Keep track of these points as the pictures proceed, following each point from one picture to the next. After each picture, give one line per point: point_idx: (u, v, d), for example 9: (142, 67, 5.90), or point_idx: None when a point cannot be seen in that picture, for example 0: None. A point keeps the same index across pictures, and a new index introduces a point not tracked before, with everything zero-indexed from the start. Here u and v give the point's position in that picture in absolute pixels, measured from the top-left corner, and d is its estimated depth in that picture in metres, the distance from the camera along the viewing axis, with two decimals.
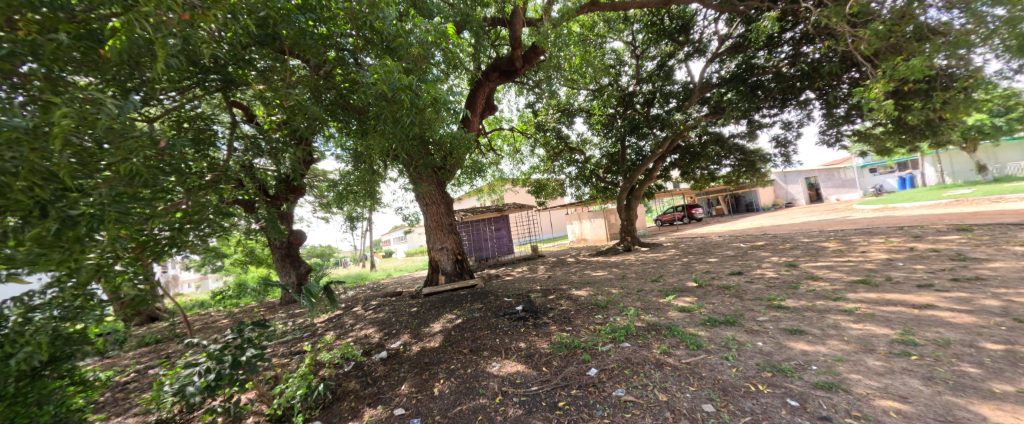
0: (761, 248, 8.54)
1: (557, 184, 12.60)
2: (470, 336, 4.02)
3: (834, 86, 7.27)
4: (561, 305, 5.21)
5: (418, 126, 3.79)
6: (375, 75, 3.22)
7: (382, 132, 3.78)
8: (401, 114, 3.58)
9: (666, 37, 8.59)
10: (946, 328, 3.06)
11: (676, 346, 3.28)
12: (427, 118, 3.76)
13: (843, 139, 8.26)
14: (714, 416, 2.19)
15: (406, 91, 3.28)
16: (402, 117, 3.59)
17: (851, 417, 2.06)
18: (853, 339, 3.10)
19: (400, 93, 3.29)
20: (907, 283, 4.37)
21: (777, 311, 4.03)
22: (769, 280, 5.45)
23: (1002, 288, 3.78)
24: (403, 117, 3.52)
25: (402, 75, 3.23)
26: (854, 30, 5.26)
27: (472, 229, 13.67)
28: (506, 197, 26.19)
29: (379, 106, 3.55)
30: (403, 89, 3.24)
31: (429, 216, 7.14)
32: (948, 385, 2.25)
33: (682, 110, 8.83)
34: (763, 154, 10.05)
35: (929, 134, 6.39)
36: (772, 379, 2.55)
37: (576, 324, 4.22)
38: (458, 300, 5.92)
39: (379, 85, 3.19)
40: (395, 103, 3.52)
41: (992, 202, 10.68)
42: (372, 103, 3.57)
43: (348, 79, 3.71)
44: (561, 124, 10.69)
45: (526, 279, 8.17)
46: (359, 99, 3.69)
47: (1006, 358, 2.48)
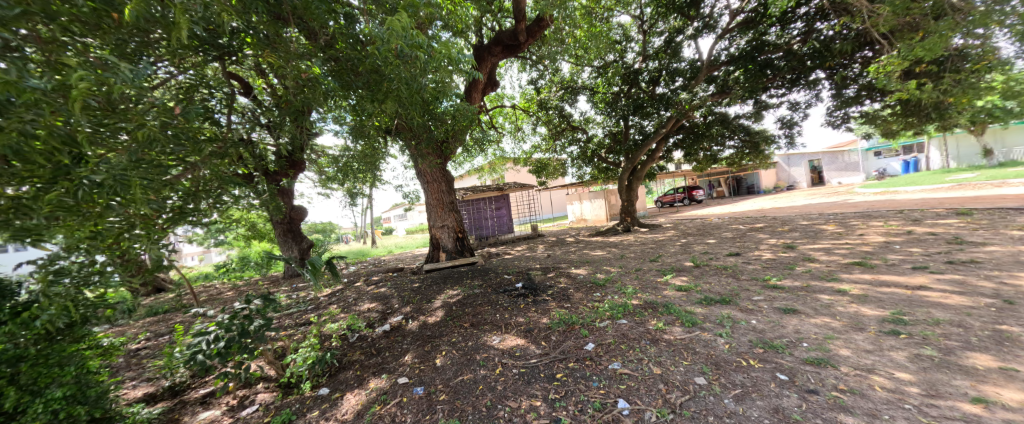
0: (760, 230, 8.61)
1: (559, 163, 12.55)
2: (471, 310, 4.13)
3: (845, 65, 7.10)
4: (560, 282, 5.32)
5: (429, 87, 3.69)
6: (386, 34, 3.06)
7: (394, 96, 3.73)
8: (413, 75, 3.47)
9: (675, 11, 8.21)
10: (936, 309, 3.13)
11: (672, 323, 3.38)
12: (437, 79, 3.65)
13: (850, 120, 8.13)
14: (706, 388, 2.28)
15: (419, 49, 3.16)
16: (414, 76, 3.49)
17: (837, 391, 2.14)
18: (845, 318, 3.18)
19: (414, 50, 3.13)
20: (902, 265, 4.44)
21: (772, 290, 4.11)
22: (766, 261, 5.53)
23: (994, 271, 3.85)
24: (416, 79, 3.42)
25: (415, 31, 3.09)
26: (871, 6, 5.06)
27: (472, 207, 13.72)
28: (507, 177, 26.13)
29: (391, 67, 3.43)
30: (417, 45, 3.11)
31: (430, 194, 7.15)
32: (934, 362, 2.33)
33: (688, 89, 8.62)
34: (767, 136, 9.93)
35: (937, 118, 6.29)
36: (763, 355, 2.64)
37: (575, 301, 4.31)
38: (458, 276, 6.04)
39: (391, 42, 3.05)
40: (405, 61, 3.38)
41: (995, 186, 10.68)
42: (380, 65, 3.43)
43: (354, 46, 3.57)
44: (564, 102, 10.45)
45: (526, 258, 8.28)
46: (368, 65, 3.55)
47: (992, 338, 2.55)
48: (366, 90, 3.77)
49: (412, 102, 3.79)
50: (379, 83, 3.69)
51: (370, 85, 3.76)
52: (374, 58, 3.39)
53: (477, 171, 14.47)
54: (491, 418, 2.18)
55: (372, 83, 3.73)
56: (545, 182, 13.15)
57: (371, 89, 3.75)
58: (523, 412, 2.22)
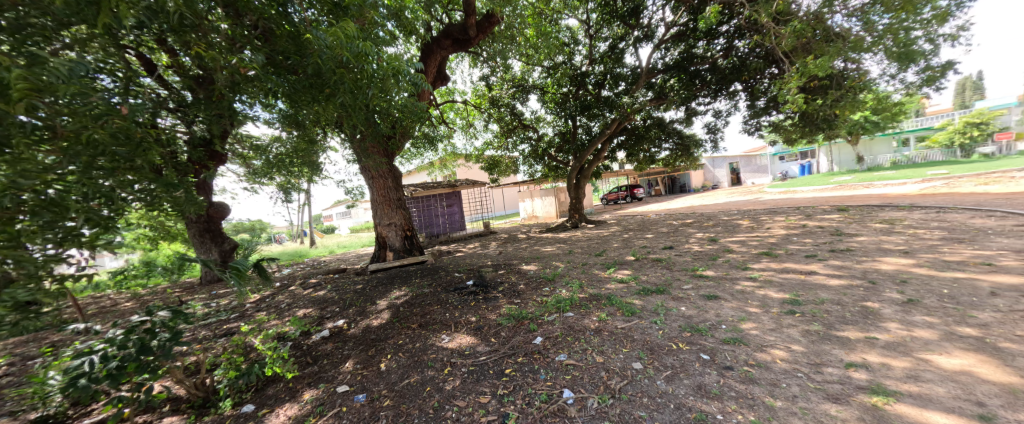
0: (690, 225, 9.55)
1: (511, 161, 12.73)
2: (419, 310, 4.02)
3: (758, 80, 8.09)
4: (510, 279, 5.38)
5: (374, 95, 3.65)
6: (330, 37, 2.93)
7: (336, 103, 3.60)
8: (360, 83, 3.41)
9: (617, 19, 8.71)
10: (822, 290, 3.72)
11: (613, 314, 3.60)
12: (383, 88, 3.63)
13: (761, 129, 9.27)
14: (642, 372, 2.46)
15: (365, 59, 3.12)
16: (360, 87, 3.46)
17: (747, 365, 2.45)
18: (755, 301, 3.64)
19: (360, 62, 3.11)
20: (798, 254, 5.22)
21: (698, 279, 4.57)
22: (694, 253, 6.15)
23: (862, 258, 4.69)
24: (362, 88, 3.39)
25: (361, 40, 3.04)
26: (776, 29, 5.75)
27: (421, 203, 13.30)
28: (458, 173, 25.78)
29: (337, 74, 3.31)
30: (364, 56, 3.09)
31: (375, 190, 6.80)
32: (819, 335, 2.77)
33: (630, 93, 9.18)
34: (696, 140, 10.95)
35: (824, 128, 7.46)
36: (690, 338, 2.93)
37: (524, 297, 4.40)
38: (406, 276, 5.84)
39: (334, 50, 2.97)
40: (353, 71, 3.33)
41: (867, 187, 12.92)
42: (323, 71, 3.27)
43: (295, 40, 3.31)
44: (515, 100, 10.54)
45: (477, 255, 8.27)
46: (310, 66, 3.33)
47: (860, 312, 3.11)
48: (306, 93, 3.56)
49: (355, 108, 3.71)
50: (319, 87, 3.54)
51: (310, 86, 3.58)
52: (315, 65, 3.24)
53: (427, 167, 14.09)
54: (438, 419, 2.14)
55: (311, 87, 3.55)
56: (497, 179, 13.22)
57: (312, 90, 3.58)
58: (471, 410, 2.21)
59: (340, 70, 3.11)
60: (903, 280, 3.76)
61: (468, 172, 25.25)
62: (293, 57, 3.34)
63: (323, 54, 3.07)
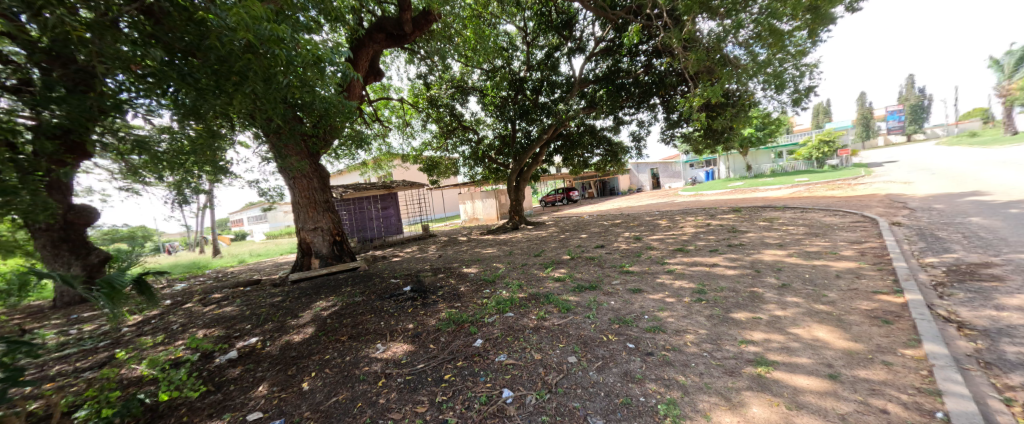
0: (618, 225, 10.37)
1: (451, 163, 12.52)
2: (350, 321, 3.73)
3: (672, 95, 9.12)
4: (450, 282, 5.28)
5: (292, 86, 3.30)
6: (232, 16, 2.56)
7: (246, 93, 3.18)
8: (274, 71, 3.07)
9: (553, 29, 9.13)
10: (723, 280, 4.32)
11: (551, 311, 3.75)
12: (304, 78, 3.31)
13: (675, 139, 10.46)
14: (576, 365, 2.60)
15: (279, 44, 2.80)
16: (274, 75, 3.10)
17: (665, 350, 2.73)
18: (672, 292, 4.09)
19: (273, 48, 2.81)
20: (705, 249, 5.99)
21: (626, 275, 4.98)
22: (622, 251, 6.69)
23: (751, 251, 5.57)
24: (278, 76, 3.05)
25: (273, 23, 2.73)
26: (685, 52, 6.56)
27: (353, 206, 12.36)
28: (394, 173, 24.54)
29: (245, 60, 2.92)
30: (277, 41, 2.77)
31: (297, 192, 6.16)
32: (721, 319, 3.21)
33: (565, 101, 9.67)
34: (623, 147, 11.93)
35: (724, 140, 8.69)
36: (618, 329, 3.17)
37: (464, 300, 4.35)
38: (335, 285, 5.37)
39: (240, 32, 2.61)
40: (264, 57, 2.97)
41: (755, 190, 15.35)
42: (226, 56, 2.85)
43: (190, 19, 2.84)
44: (455, 101, 10.38)
45: (415, 259, 7.95)
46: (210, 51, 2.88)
47: (751, 297, 3.68)
48: (209, 81, 3.03)
49: (270, 99, 3.31)
50: (226, 73, 3.06)
51: (214, 72, 3.07)
52: (214, 50, 2.81)
53: (359, 167, 13.15)
54: None
55: (215, 73, 3.03)
56: (436, 181, 12.90)
57: (216, 76, 3.07)
58: (407, 422, 2.11)
59: (247, 55, 2.76)
60: (780, 268, 4.54)
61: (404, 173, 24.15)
62: (190, 38, 2.80)
63: (224, 35, 2.69)
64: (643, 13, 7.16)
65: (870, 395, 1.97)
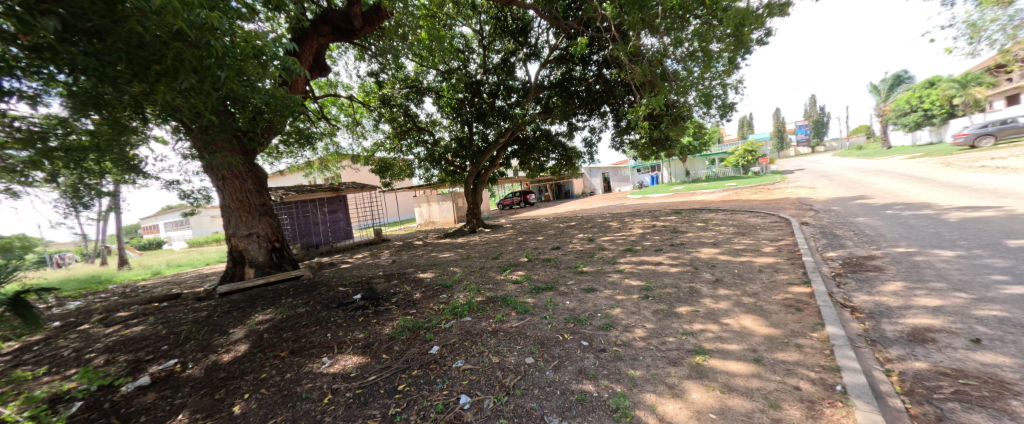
0: (573, 227, 10.73)
1: (405, 164, 12.12)
2: (291, 335, 3.43)
3: (621, 103, 9.63)
4: (404, 289, 5.09)
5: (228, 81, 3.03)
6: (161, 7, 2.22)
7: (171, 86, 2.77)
8: (206, 61, 2.81)
9: (508, 34, 9.25)
10: (667, 277, 4.66)
11: (508, 314, 3.77)
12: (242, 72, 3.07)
13: (624, 146, 11.08)
14: (533, 365, 2.64)
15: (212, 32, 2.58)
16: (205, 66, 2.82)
17: (616, 345, 2.88)
18: (621, 290, 4.32)
19: (206, 36, 2.58)
20: (651, 248, 6.42)
21: (580, 275, 5.17)
22: (577, 252, 6.93)
23: (691, 249, 6.07)
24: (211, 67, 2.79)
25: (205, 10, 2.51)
26: (633, 65, 6.98)
27: (296, 210, 11.44)
28: (343, 174, 23.15)
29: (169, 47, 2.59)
30: (210, 28, 2.56)
31: (227, 194, 5.57)
32: (665, 313, 3.45)
33: (521, 105, 9.83)
34: (577, 152, 12.35)
35: (666, 147, 9.40)
36: (573, 328, 3.28)
37: (419, 306, 4.22)
38: (274, 296, 4.91)
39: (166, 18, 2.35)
40: (195, 47, 2.68)
41: (693, 194, 16.76)
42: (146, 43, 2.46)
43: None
44: (409, 101, 10.05)
45: (367, 266, 7.55)
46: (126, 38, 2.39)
47: (690, 292, 4.01)
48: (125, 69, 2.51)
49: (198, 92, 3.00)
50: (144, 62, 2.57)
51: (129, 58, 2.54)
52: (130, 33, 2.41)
53: (303, 168, 12.22)
54: None
55: (132, 61, 2.53)
56: (389, 183, 12.40)
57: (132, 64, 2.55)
58: None
59: (175, 44, 2.47)
60: (714, 265, 5.01)
61: (352, 174, 22.96)
62: (100, 22, 2.28)
63: (146, 21, 2.33)
64: (593, 26, 7.50)
65: (787, 375, 2.25)
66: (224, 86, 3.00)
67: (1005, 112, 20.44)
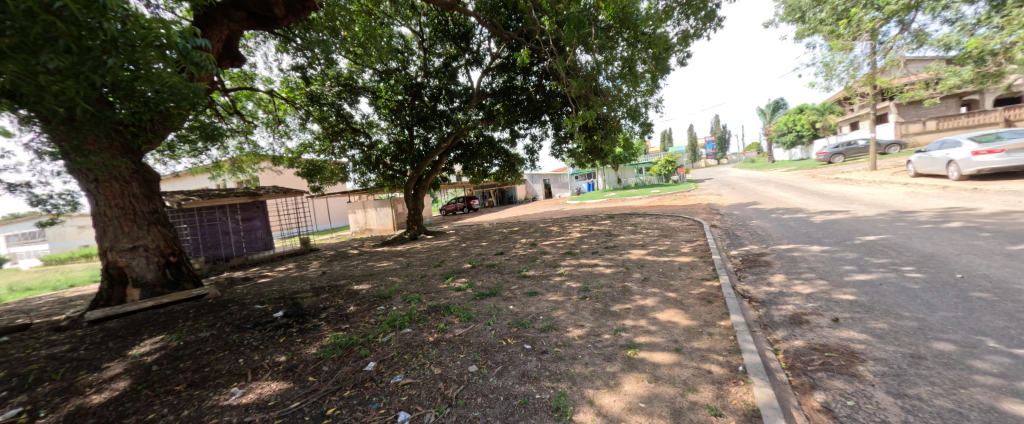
0: (516, 232, 10.92)
1: (338, 167, 11.24)
2: (190, 364, 2.94)
3: (559, 113, 10.07)
4: (336, 302, 4.68)
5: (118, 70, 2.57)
6: None
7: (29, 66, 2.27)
8: (88, 44, 2.40)
9: (449, 39, 9.17)
10: (603, 278, 4.97)
11: (451, 322, 3.67)
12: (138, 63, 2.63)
13: (563, 154, 11.62)
14: (477, 373, 2.60)
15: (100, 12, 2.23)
16: (86, 51, 2.40)
17: (557, 346, 2.97)
18: (562, 292, 4.49)
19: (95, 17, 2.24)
20: (588, 251, 6.80)
21: (523, 279, 5.26)
22: (519, 256, 7.05)
23: (623, 251, 6.56)
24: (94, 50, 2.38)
25: None
26: (570, 78, 7.36)
27: (201, 217, 9.90)
28: (260, 177, 20.56)
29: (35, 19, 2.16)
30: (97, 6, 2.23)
31: (102, 201, 4.62)
32: (601, 312, 3.66)
33: (463, 111, 9.79)
34: (519, 159, 12.62)
35: (600, 156, 10.08)
36: (516, 332, 3.31)
37: (353, 320, 3.91)
38: (168, 320, 4.15)
39: None
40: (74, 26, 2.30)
41: (625, 199, 18.20)
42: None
43: None
44: (342, 101, 9.37)
45: (291, 279, 6.81)
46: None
47: (623, 291, 4.32)
48: None
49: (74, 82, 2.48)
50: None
51: None
52: None
53: (210, 169, 10.61)
54: None
55: None
56: (319, 187, 11.42)
57: None
58: None
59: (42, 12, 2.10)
60: (643, 265, 5.48)
61: (272, 177, 20.51)
62: None
63: None
64: (532, 39, 7.79)
65: (703, 361, 2.53)
66: (106, 74, 2.59)
67: (851, 135, 25.79)
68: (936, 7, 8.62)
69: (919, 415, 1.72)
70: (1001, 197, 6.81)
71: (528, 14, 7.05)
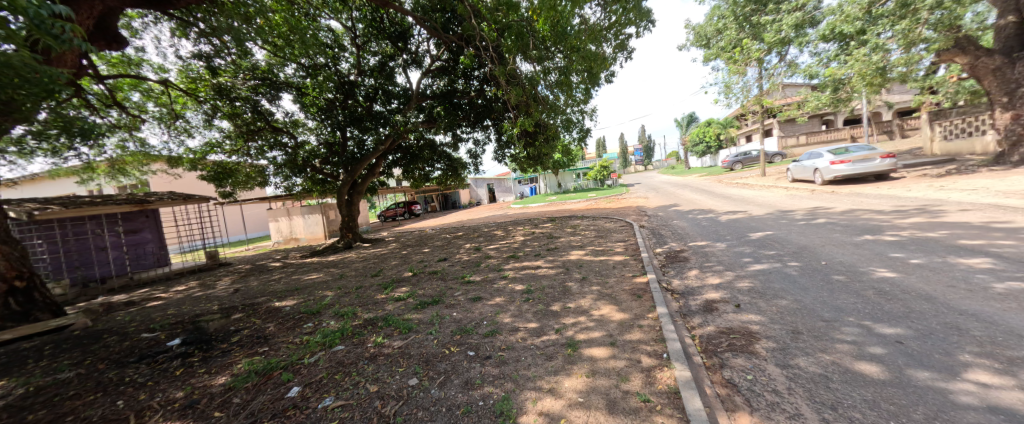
0: (460, 237, 10.76)
1: (255, 170, 10.01)
2: (44, 415, 2.34)
3: (502, 119, 10.09)
4: (252, 323, 4.13)
5: None
6: None
7: None
8: None
9: (385, 37, 8.77)
10: (545, 279, 5.11)
11: (390, 335, 3.47)
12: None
13: (506, 159, 11.73)
14: (417, 387, 2.48)
15: None
16: None
17: (501, 350, 2.98)
18: (505, 295, 4.52)
19: None
20: (531, 254, 6.96)
21: (467, 285, 5.18)
22: (463, 262, 6.95)
23: (563, 253, 6.84)
24: None
25: None
26: (510, 85, 7.42)
27: (66, 230, 8.10)
28: (151, 182, 17.42)
29: None
30: None
31: None
32: (543, 313, 3.76)
33: (402, 112, 9.41)
34: (462, 163, 12.43)
35: (540, 162, 10.41)
36: (460, 340, 3.24)
37: (274, 342, 3.48)
38: (13, 361, 3.27)
39: None
40: None
41: (565, 203, 19.04)
42: None
43: None
44: (260, 97, 8.35)
45: (195, 299, 5.84)
46: None
47: (564, 291, 4.48)
48: None
49: None
50: None
51: None
52: None
53: (78, 171, 8.68)
54: None
55: None
56: (231, 193, 10.14)
57: None
58: None
59: None
60: (581, 265, 5.77)
61: (165, 181, 17.44)
62: None
63: None
64: (472, 44, 7.80)
65: (634, 352, 2.73)
66: None
67: (748, 146, 30.21)
68: (801, 43, 10.56)
69: (799, 381, 2.05)
70: (850, 198, 8.53)
71: (467, 19, 7.02)
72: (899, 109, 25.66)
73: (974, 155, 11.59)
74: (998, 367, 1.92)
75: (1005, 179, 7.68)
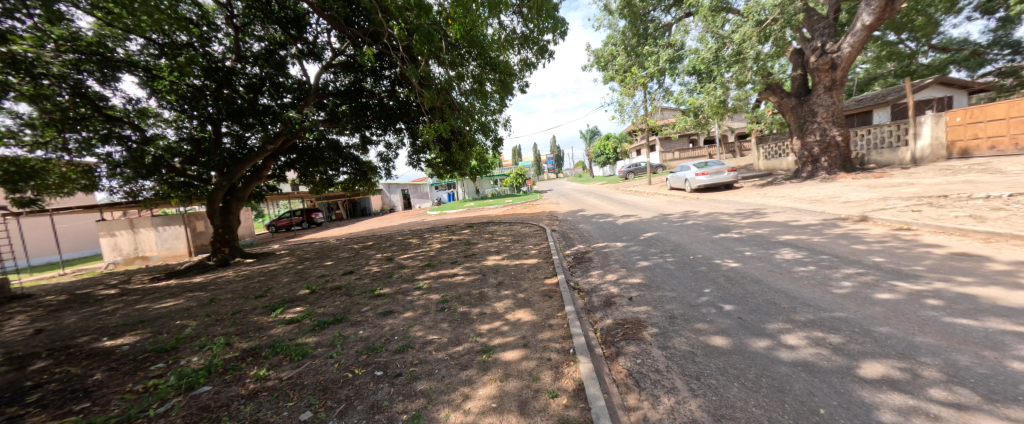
0: (369, 247, 9.90)
1: (76, 169, 7.76)
2: None
3: (416, 120, 9.69)
4: (66, 373, 3.08)
5: None
6: None
7: None
8: None
9: (275, 22, 7.63)
10: (461, 287, 5.03)
11: (278, 364, 2.98)
12: None
13: (421, 163, 11.26)
14: (311, 421, 2.16)
15: None
16: None
17: (412, 366, 2.81)
18: (419, 307, 4.29)
19: None
20: (448, 262, 6.79)
21: (376, 299, 4.77)
22: (372, 274, 6.40)
23: (479, 259, 6.85)
24: None
25: None
26: (422, 88, 7.16)
27: None
28: None
29: None
30: None
31: None
32: (458, 322, 3.68)
33: (297, 108, 8.34)
34: (372, 166, 11.50)
35: (457, 168, 10.29)
36: (366, 360, 2.96)
37: (101, 395, 2.65)
38: None
39: None
40: None
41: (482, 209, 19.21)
42: None
43: None
44: (83, 76, 6.26)
45: None
46: None
47: (480, 298, 4.47)
48: None
49: None
50: None
51: None
52: None
53: None
54: None
55: None
56: (36, 201, 7.62)
57: None
58: None
59: None
60: (497, 270, 5.85)
61: None
62: None
63: None
64: (380, 41, 7.34)
65: (544, 350, 2.86)
66: None
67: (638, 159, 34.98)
68: (674, 75, 12.78)
69: (674, 359, 2.42)
70: (710, 203, 10.53)
71: (375, 14, 6.59)
72: (738, 132, 32.88)
73: (783, 170, 15.48)
74: (798, 330, 2.56)
75: (801, 189, 10.42)
